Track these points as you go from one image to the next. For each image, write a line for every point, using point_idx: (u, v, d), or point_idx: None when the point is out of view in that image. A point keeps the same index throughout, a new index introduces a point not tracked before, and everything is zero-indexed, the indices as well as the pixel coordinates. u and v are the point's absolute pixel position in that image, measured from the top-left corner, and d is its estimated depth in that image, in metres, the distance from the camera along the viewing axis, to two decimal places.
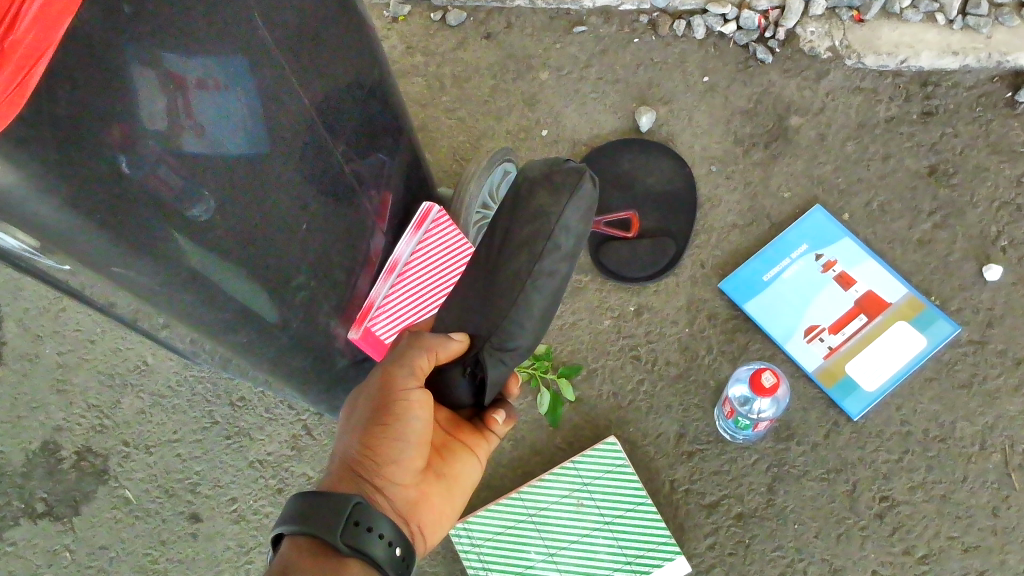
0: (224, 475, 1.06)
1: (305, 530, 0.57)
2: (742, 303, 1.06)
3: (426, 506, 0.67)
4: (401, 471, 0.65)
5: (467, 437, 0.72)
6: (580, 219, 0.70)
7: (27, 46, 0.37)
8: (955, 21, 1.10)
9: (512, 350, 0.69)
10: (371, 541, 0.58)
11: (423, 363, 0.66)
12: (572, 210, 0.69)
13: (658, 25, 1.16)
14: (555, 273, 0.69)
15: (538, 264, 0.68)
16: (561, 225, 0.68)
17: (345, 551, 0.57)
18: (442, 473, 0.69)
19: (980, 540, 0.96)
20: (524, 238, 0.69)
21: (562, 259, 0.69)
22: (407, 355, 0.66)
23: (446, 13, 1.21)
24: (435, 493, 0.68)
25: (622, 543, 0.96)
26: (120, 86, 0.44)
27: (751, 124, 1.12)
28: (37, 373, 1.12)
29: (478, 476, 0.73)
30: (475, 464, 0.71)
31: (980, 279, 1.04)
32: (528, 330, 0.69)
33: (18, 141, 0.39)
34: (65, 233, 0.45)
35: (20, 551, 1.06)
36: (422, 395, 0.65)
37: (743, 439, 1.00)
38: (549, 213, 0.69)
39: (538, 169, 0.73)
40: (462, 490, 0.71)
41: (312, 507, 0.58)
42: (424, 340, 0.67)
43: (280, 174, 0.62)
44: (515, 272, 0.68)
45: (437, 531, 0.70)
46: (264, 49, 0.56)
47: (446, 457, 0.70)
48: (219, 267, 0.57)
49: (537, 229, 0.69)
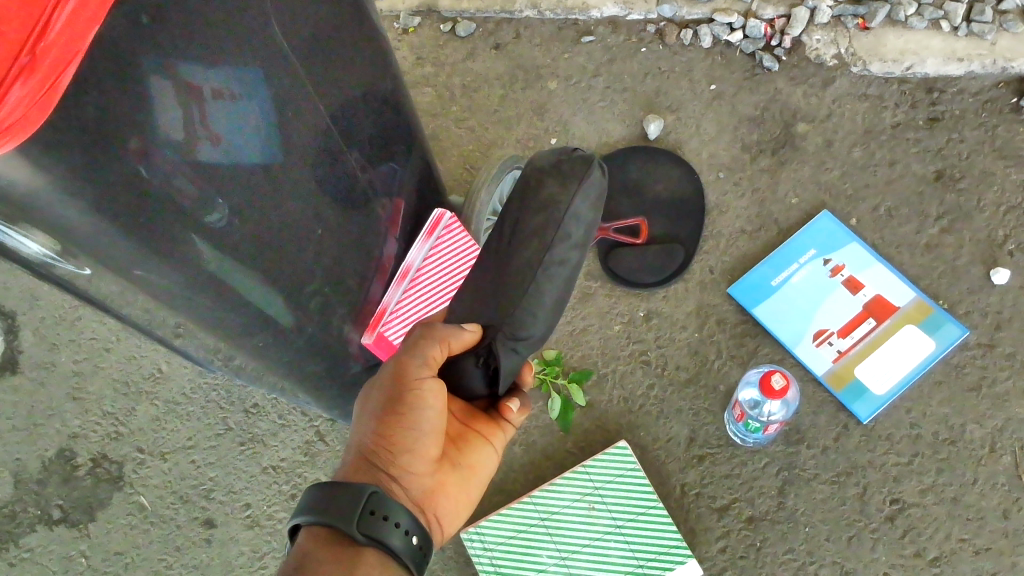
0: (238, 481, 1.07)
1: (322, 520, 0.58)
2: (751, 307, 1.06)
3: (442, 494, 0.68)
4: (416, 460, 0.65)
5: (482, 426, 0.73)
6: (589, 206, 0.75)
7: (59, 54, 0.39)
8: (959, 28, 1.11)
9: (524, 340, 0.71)
10: (388, 530, 0.59)
11: (435, 353, 0.66)
12: (582, 198, 0.74)
13: (665, 35, 1.17)
14: (566, 260, 0.72)
15: (549, 252, 0.71)
16: (571, 213, 0.73)
17: (361, 540, 0.58)
18: (458, 463, 0.70)
19: (991, 542, 0.96)
20: (534, 227, 0.73)
21: (572, 247, 0.73)
22: (421, 345, 0.66)
23: (456, 25, 1.23)
24: (450, 482, 0.69)
25: (633, 547, 0.96)
26: (141, 98, 0.45)
27: (758, 131, 1.13)
28: (53, 381, 1.13)
29: (494, 465, 0.74)
30: (491, 453, 0.72)
31: (989, 282, 1.05)
32: (539, 321, 0.72)
33: (46, 146, 0.40)
34: (90, 237, 0.46)
35: (36, 557, 1.07)
36: (435, 385, 0.66)
37: (753, 443, 1.01)
38: (559, 202, 0.73)
39: (547, 160, 0.78)
40: (478, 479, 0.72)
41: (328, 497, 0.59)
42: (436, 330, 0.67)
43: (296, 181, 0.63)
44: (527, 261, 0.72)
45: (455, 520, 0.71)
46: (280, 59, 0.58)
47: (462, 447, 0.71)
48: (236, 270, 0.58)
49: (547, 218, 0.73)
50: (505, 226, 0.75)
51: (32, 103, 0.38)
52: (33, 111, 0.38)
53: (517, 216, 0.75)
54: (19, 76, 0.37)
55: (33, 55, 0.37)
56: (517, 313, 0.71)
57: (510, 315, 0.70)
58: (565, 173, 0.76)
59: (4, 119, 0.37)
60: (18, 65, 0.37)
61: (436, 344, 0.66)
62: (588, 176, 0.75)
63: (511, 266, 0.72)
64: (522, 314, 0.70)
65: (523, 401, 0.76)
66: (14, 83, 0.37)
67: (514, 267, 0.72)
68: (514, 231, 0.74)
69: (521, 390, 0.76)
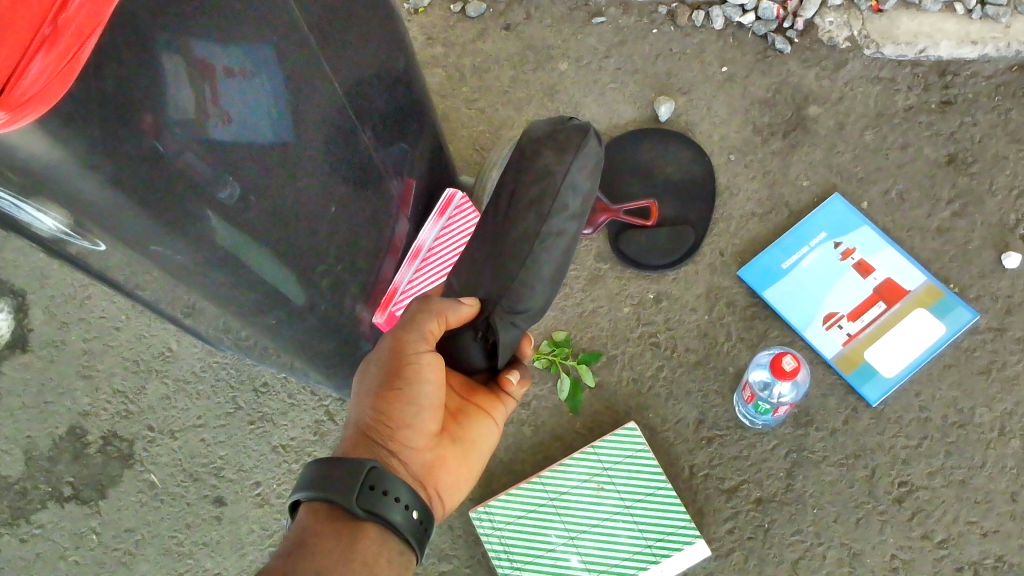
0: (248, 459, 1.07)
1: (320, 496, 0.58)
2: (761, 290, 1.06)
3: (443, 469, 0.69)
4: (415, 435, 0.66)
5: (482, 400, 0.74)
6: (587, 176, 0.74)
7: (81, 24, 0.38)
8: (974, 11, 1.10)
9: (521, 313, 0.72)
10: (388, 504, 0.59)
11: (433, 328, 0.67)
12: (579, 167, 0.73)
13: (677, 16, 1.17)
14: (564, 231, 0.72)
15: (548, 223, 0.70)
16: (569, 183, 0.72)
17: (360, 515, 0.58)
18: (458, 437, 0.71)
19: (999, 525, 0.97)
20: (533, 196, 0.72)
21: (569, 219, 0.72)
22: (418, 319, 0.67)
23: (466, 5, 1.21)
24: (451, 456, 0.70)
25: (641, 527, 0.97)
26: (152, 70, 0.44)
27: (770, 114, 1.13)
28: (63, 360, 1.14)
29: (495, 439, 0.74)
30: (491, 426, 0.73)
31: (1000, 266, 1.05)
32: (536, 293, 0.72)
33: (66, 117, 0.39)
34: (104, 211, 0.45)
35: (47, 534, 1.07)
36: (433, 359, 0.66)
37: (761, 425, 1.01)
38: (559, 171, 0.72)
39: (543, 129, 0.77)
40: (479, 452, 0.73)
41: (327, 473, 0.59)
42: (433, 304, 0.68)
43: (307, 158, 0.62)
44: (523, 233, 0.71)
45: (456, 494, 0.71)
46: (292, 36, 0.57)
47: (461, 420, 0.72)
48: (251, 246, 0.57)
49: (543, 190, 0.72)
50: (506, 193, 0.75)
51: (54, 77, 0.37)
52: (55, 84, 0.38)
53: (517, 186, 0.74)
54: (41, 47, 0.37)
55: (55, 25, 0.37)
56: (526, 289, 0.71)
57: (521, 292, 0.70)
58: (551, 143, 0.74)
59: (26, 89, 0.37)
60: (41, 36, 0.37)
61: (432, 318, 0.67)
62: (585, 144, 0.73)
63: (509, 237, 0.71)
64: (530, 288, 0.71)
65: (522, 374, 0.76)
66: (37, 54, 0.36)
67: (516, 237, 0.71)
68: (513, 202, 0.73)
69: (520, 363, 0.77)
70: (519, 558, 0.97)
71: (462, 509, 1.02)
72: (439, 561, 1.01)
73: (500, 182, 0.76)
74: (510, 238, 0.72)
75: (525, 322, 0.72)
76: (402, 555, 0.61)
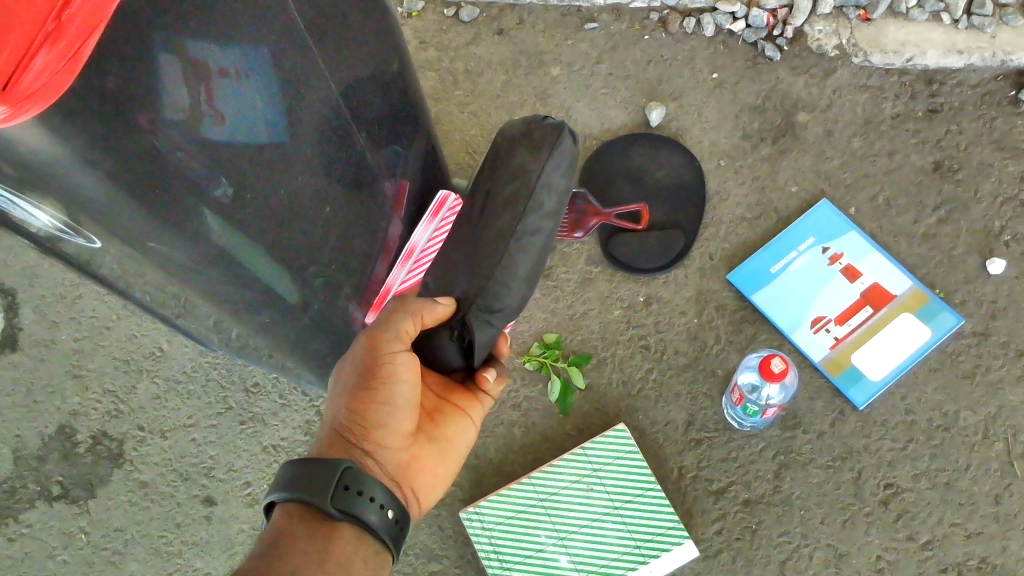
0: (238, 459, 1.07)
1: (295, 496, 0.59)
2: (750, 294, 1.07)
3: (418, 468, 0.69)
4: (390, 435, 0.66)
5: (458, 399, 0.74)
6: (562, 175, 0.75)
7: (84, 20, 0.38)
8: (960, 21, 1.12)
9: (498, 311, 0.73)
10: (362, 504, 0.60)
11: (408, 327, 0.68)
12: (553, 165, 0.74)
13: (668, 23, 1.18)
14: (539, 231, 0.73)
15: (521, 223, 0.72)
16: (543, 182, 0.73)
17: (336, 515, 0.59)
18: (434, 435, 0.71)
19: (983, 526, 0.98)
20: (508, 195, 0.73)
21: (545, 218, 0.73)
22: (393, 320, 0.67)
23: (459, 9, 1.22)
24: (427, 456, 0.70)
25: (630, 528, 0.97)
26: (148, 69, 0.44)
27: (759, 120, 1.14)
28: (53, 359, 1.13)
29: (472, 438, 0.75)
30: (468, 425, 0.74)
31: (985, 272, 1.06)
32: (513, 292, 0.73)
33: (66, 114, 0.40)
34: (102, 206, 0.45)
35: (36, 533, 1.07)
36: (408, 358, 0.66)
37: (749, 427, 1.02)
38: (536, 170, 0.73)
39: (517, 129, 0.78)
40: (456, 451, 0.73)
41: (301, 474, 0.59)
42: (409, 304, 0.69)
43: (301, 159, 0.63)
44: (502, 232, 0.72)
45: (433, 493, 0.72)
46: (287, 36, 0.57)
47: (437, 420, 0.72)
48: (245, 244, 0.58)
49: (518, 188, 0.73)
50: (481, 194, 0.76)
51: (57, 71, 0.38)
52: (58, 77, 0.38)
53: (489, 186, 0.76)
54: (44, 42, 0.37)
55: (59, 20, 0.37)
56: (501, 287, 0.72)
57: (499, 291, 0.72)
58: (538, 142, 0.75)
59: (30, 84, 0.37)
60: (45, 31, 0.37)
61: (408, 318, 0.67)
62: (558, 143, 0.74)
63: (491, 237, 0.72)
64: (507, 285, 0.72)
65: (500, 372, 0.77)
66: (40, 50, 0.37)
67: (497, 237, 0.72)
68: (494, 202, 0.74)
69: (497, 361, 0.78)
70: (508, 558, 0.97)
71: (452, 508, 1.03)
72: (429, 561, 1.01)
73: (478, 181, 0.78)
74: (490, 237, 0.73)
75: (499, 321, 0.73)
76: (378, 555, 0.61)
